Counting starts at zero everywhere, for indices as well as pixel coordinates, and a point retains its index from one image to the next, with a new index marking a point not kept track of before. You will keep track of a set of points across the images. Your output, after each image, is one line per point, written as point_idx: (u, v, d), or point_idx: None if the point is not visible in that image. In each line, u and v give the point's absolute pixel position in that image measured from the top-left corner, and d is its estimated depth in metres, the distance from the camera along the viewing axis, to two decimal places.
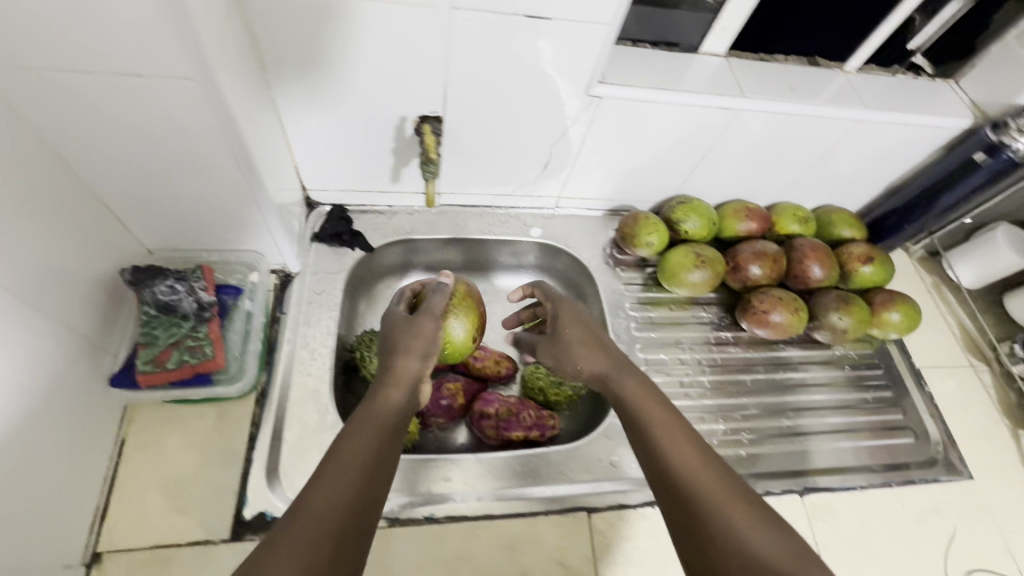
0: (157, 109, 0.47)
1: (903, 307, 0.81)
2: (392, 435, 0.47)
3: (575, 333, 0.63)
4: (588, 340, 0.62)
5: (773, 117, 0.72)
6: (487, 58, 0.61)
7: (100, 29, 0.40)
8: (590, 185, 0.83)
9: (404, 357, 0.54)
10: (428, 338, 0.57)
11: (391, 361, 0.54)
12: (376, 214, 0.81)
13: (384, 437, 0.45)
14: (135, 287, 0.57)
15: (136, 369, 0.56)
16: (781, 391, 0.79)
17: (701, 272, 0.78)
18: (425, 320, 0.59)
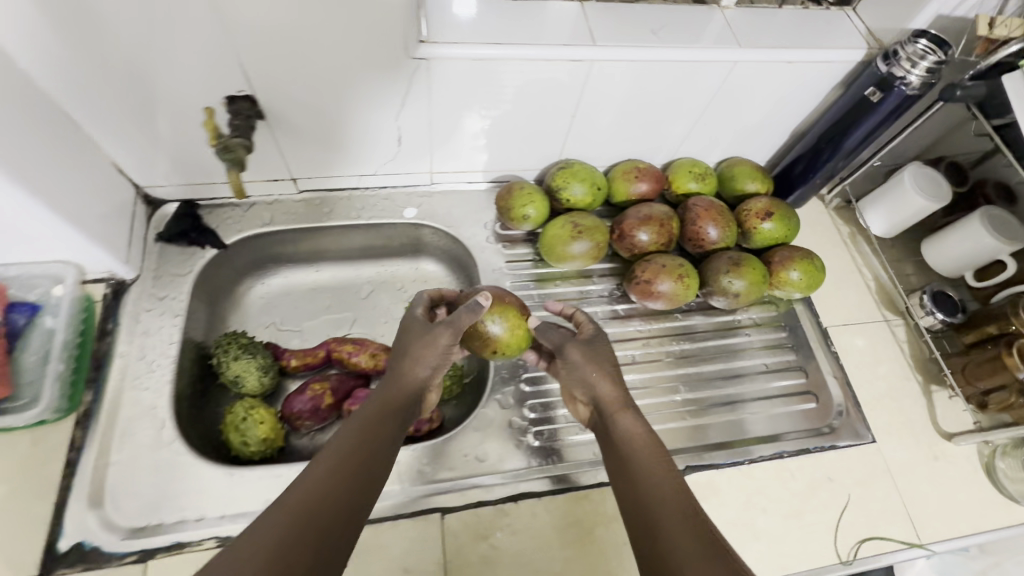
0: None
1: (804, 265, 0.75)
2: (382, 444, 0.53)
3: (603, 351, 0.61)
4: (607, 363, 0.60)
5: (637, 65, 0.65)
6: (282, 25, 0.54)
7: None
8: (461, 156, 0.77)
9: (416, 364, 0.59)
10: (438, 350, 0.60)
11: (398, 367, 0.59)
12: (230, 207, 0.75)
13: (372, 453, 0.51)
14: None
15: None
16: (674, 364, 0.74)
17: (581, 243, 0.72)
18: (441, 331, 0.59)
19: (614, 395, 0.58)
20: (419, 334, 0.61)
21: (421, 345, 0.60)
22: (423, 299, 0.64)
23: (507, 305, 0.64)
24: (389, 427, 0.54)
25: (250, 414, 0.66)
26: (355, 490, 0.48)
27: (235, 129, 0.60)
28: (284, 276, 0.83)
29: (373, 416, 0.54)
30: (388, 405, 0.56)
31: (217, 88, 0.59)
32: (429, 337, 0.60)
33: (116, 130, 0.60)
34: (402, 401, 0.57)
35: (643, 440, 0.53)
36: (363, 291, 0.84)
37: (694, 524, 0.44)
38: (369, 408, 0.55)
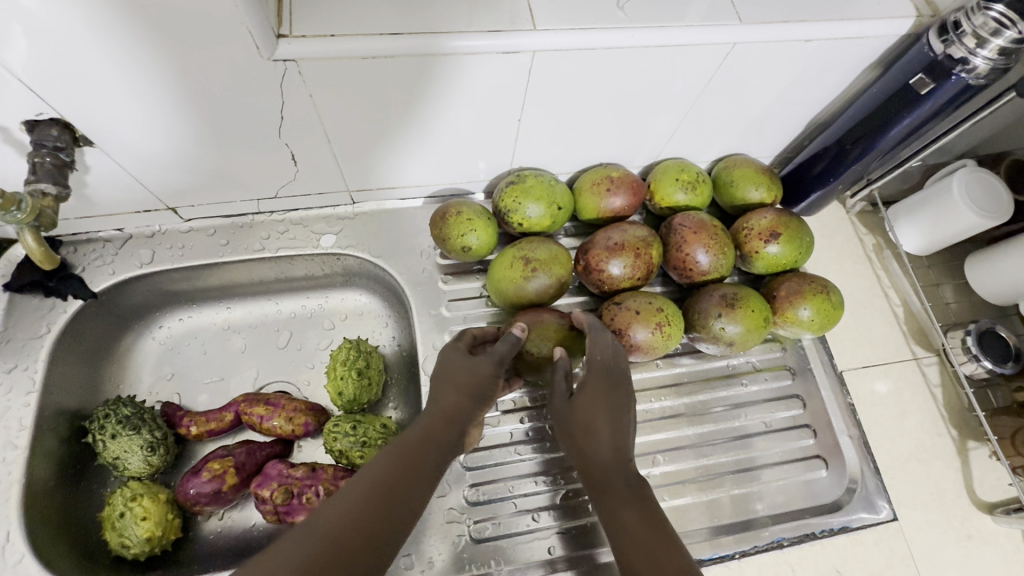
0: None
1: (817, 300, 0.59)
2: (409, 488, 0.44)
3: (597, 413, 0.49)
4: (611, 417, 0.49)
5: (599, 54, 0.48)
6: (72, 28, 0.37)
7: None
8: (384, 171, 0.61)
9: (456, 393, 0.50)
10: (488, 380, 0.51)
11: (440, 395, 0.50)
12: (101, 245, 0.61)
13: (393, 499, 0.43)
14: None
15: None
16: (651, 426, 0.60)
17: (537, 281, 0.57)
18: (485, 358, 0.51)
19: (613, 465, 0.47)
20: (462, 361, 0.51)
21: (468, 373, 0.50)
22: (467, 337, 0.55)
23: (552, 326, 0.54)
24: (426, 464, 0.46)
25: (131, 506, 0.54)
26: (364, 547, 0.40)
27: (41, 170, 0.45)
28: (187, 316, 0.69)
29: (410, 451, 0.46)
30: (433, 440, 0.48)
31: (8, 113, 0.43)
32: (471, 361, 0.51)
33: None
34: (447, 430, 0.49)
35: (643, 526, 0.44)
36: (285, 330, 0.71)
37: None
38: (410, 437, 0.47)
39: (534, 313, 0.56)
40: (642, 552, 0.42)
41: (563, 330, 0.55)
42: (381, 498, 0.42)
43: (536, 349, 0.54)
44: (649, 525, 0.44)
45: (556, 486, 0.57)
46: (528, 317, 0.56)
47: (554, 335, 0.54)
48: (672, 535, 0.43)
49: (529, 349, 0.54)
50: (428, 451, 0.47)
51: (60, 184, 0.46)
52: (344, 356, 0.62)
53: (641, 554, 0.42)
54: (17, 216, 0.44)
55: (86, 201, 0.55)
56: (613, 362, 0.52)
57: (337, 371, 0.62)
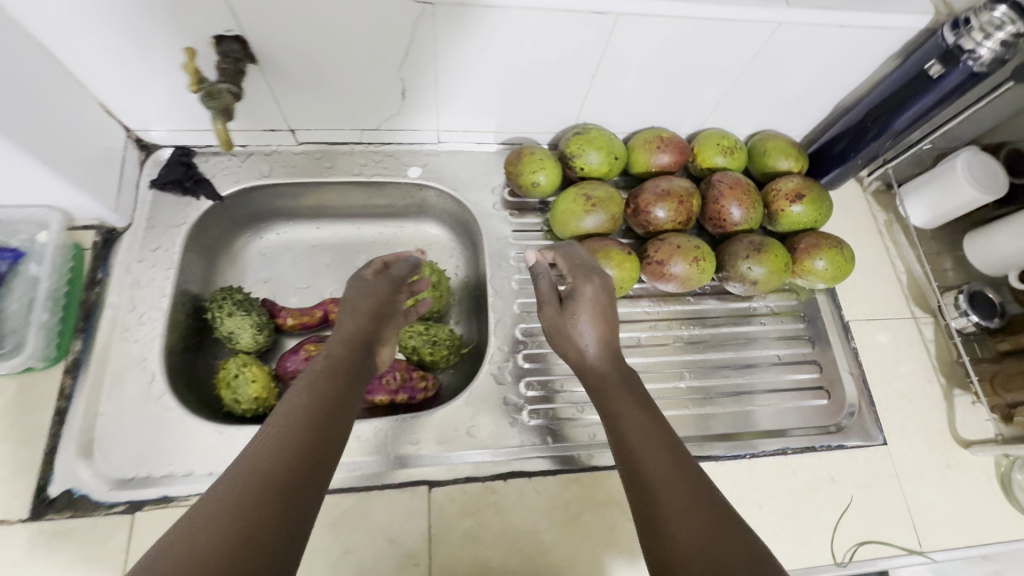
0: None
1: (831, 254, 0.69)
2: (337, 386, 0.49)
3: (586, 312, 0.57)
4: (593, 321, 0.56)
5: (671, 23, 0.58)
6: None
7: None
8: (470, 115, 0.72)
9: (345, 320, 0.57)
10: (384, 300, 0.60)
11: (344, 321, 0.57)
12: (227, 157, 0.72)
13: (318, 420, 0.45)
14: None
15: None
16: (678, 349, 0.71)
17: (594, 216, 0.68)
18: (380, 281, 0.62)
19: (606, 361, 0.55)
20: (362, 286, 0.61)
21: (367, 296, 0.60)
22: (375, 262, 0.65)
23: (615, 251, 0.66)
24: (340, 385, 0.49)
25: (243, 370, 0.65)
26: (299, 469, 0.41)
27: (225, 74, 0.56)
28: (283, 231, 0.79)
29: (316, 379, 0.49)
30: (334, 366, 0.51)
31: (204, 26, 0.54)
32: (367, 288, 0.60)
33: (108, 66, 0.57)
34: (348, 351, 0.54)
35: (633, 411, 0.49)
36: (362, 252, 0.81)
37: (696, 494, 0.43)
38: (316, 368, 0.50)
39: (599, 242, 0.68)
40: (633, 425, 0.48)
41: (625, 255, 0.66)
42: (305, 420, 0.44)
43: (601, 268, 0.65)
44: (640, 409, 0.49)
45: (543, 393, 0.64)
46: (594, 246, 0.67)
47: (616, 258, 0.66)
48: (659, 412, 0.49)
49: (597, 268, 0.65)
50: (336, 378, 0.50)
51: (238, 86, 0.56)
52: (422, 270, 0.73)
53: (636, 431, 0.48)
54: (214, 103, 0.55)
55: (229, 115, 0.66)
56: (591, 268, 0.61)
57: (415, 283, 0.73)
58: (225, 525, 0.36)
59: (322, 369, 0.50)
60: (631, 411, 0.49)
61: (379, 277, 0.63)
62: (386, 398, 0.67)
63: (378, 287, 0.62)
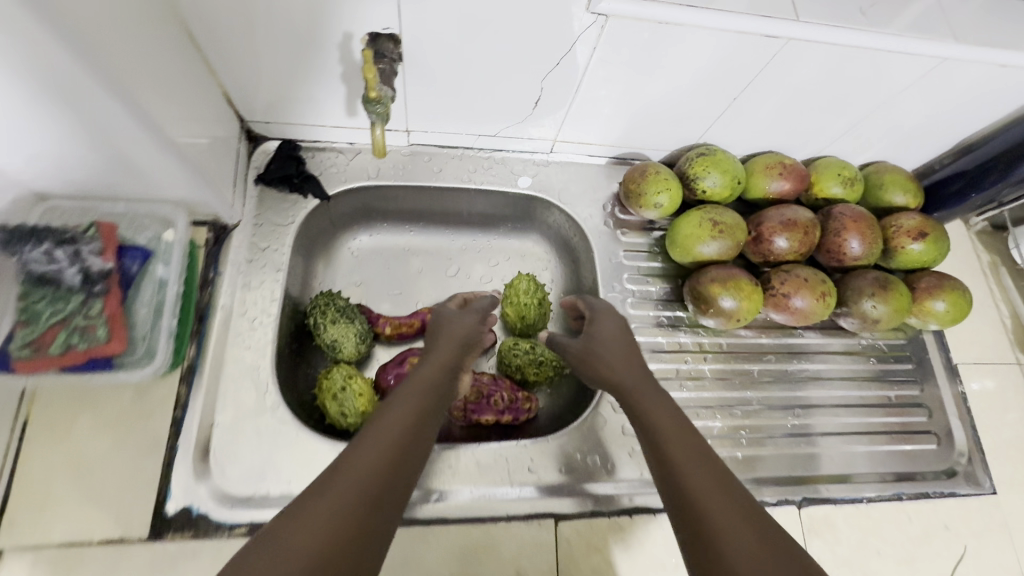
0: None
1: (952, 296, 0.68)
2: (429, 409, 0.51)
3: (611, 334, 0.60)
4: (621, 345, 0.59)
5: (840, 49, 0.55)
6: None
7: None
8: (591, 128, 0.69)
9: (437, 341, 0.60)
10: (472, 326, 0.62)
11: (434, 343, 0.60)
12: (335, 154, 0.69)
13: (413, 435, 0.47)
14: (6, 250, 0.43)
15: (9, 353, 0.43)
16: (789, 384, 0.69)
17: (717, 243, 0.65)
18: (471, 312, 0.64)
19: (639, 377, 0.55)
20: (452, 314, 0.63)
21: (457, 321, 0.62)
22: (458, 298, 0.68)
23: (746, 283, 0.63)
24: (432, 405, 0.51)
25: (348, 383, 0.62)
26: (391, 477, 0.43)
27: (383, 75, 0.52)
28: (377, 235, 0.75)
29: (414, 394, 0.51)
30: (429, 383, 0.53)
31: (360, 23, 0.51)
32: (458, 316, 0.63)
33: (242, 54, 0.54)
34: (442, 370, 0.56)
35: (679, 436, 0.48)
36: (454, 261, 0.77)
37: (742, 510, 0.42)
38: (414, 383, 0.53)
39: (727, 270, 0.64)
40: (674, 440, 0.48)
41: (755, 288, 0.64)
42: (405, 433, 0.46)
43: (733, 299, 0.63)
44: (675, 421, 0.50)
45: None
46: (723, 274, 0.64)
47: (747, 291, 0.63)
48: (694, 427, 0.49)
49: (726, 299, 0.62)
50: (429, 394, 0.52)
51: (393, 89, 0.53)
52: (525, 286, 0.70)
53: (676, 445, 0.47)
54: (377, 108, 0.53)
55: (350, 112, 0.63)
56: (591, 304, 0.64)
57: (520, 298, 0.70)
58: (320, 519, 0.38)
59: (416, 387, 0.52)
60: (670, 426, 0.49)
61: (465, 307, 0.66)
62: (494, 418, 0.65)
63: (466, 316, 0.64)
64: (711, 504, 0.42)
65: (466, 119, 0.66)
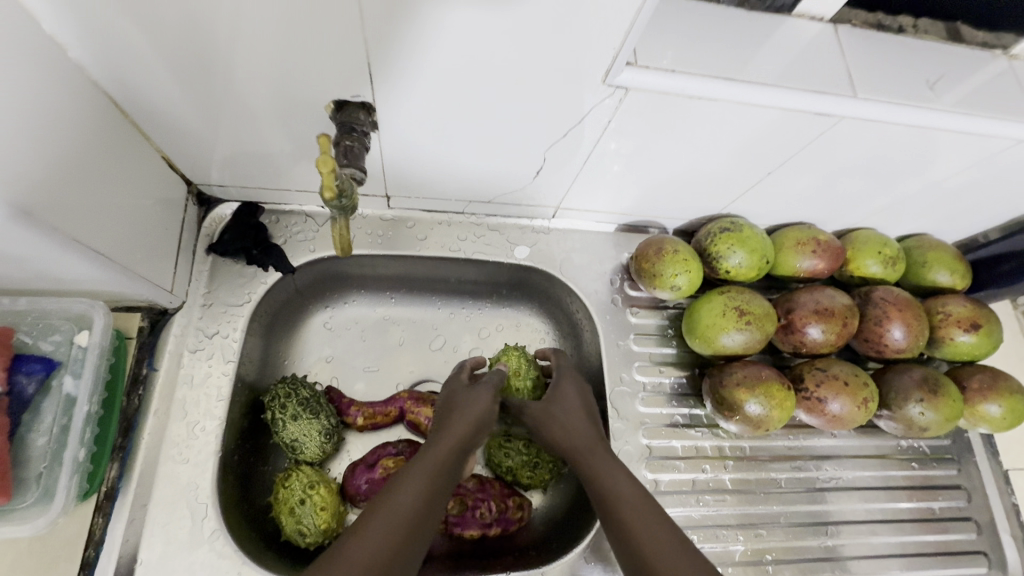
0: None
1: (1009, 400, 0.59)
2: (433, 504, 0.43)
3: (565, 393, 0.54)
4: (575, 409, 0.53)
5: (894, 127, 0.47)
6: (458, 20, 0.37)
7: None
8: (600, 196, 0.60)
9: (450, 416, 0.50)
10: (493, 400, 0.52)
11: (446, 417, 0.51)
12: (303, 218, 0.59)
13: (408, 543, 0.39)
14: None
15: None
16: (821, 496, 0.60)
17: (741, 334, 0.56)
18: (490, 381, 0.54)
19: (589, 439, 0.50)
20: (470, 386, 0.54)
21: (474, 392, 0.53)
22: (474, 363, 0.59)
23: (776, 385, 0.54)
24: (438, 501, 0.43)
25: (308, 494, 0.52)
26: None
27: (351, 153, 0.43)
28: (351, 305, 0.66)
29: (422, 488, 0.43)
30: (438, 470, 0.45)
31: (327, 88, 0.43)
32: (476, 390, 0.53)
33: (182, 115, 0.44)
34: (455, 454, 0.47)
35: (650, 520, 0.42)
36: (440, 332, 0.67)
37: None
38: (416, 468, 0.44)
39: (753, 367, 0.56)
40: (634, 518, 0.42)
41: (785, 390, 0.55)
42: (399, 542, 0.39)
43: (761, 405, 0.54)
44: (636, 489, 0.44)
45: None
46: (748, 373, 0.55)
47: (776, 394, 0.54)
48: (654, 498, 0.44)
49: (753, 405, 0.54)
50: (432, 481, 0.44)
51: (363, 168, 0.44)
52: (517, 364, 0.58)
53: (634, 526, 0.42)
54: (342, 202, 0.42)
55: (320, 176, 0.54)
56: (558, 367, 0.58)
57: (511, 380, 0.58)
58: None
59: (419, 475, 0.44)
60: (629, 499, 0.44)
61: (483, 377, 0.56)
62: (479, 533, 0.56)
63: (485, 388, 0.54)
64: None
65: (456, 185, 0.57)
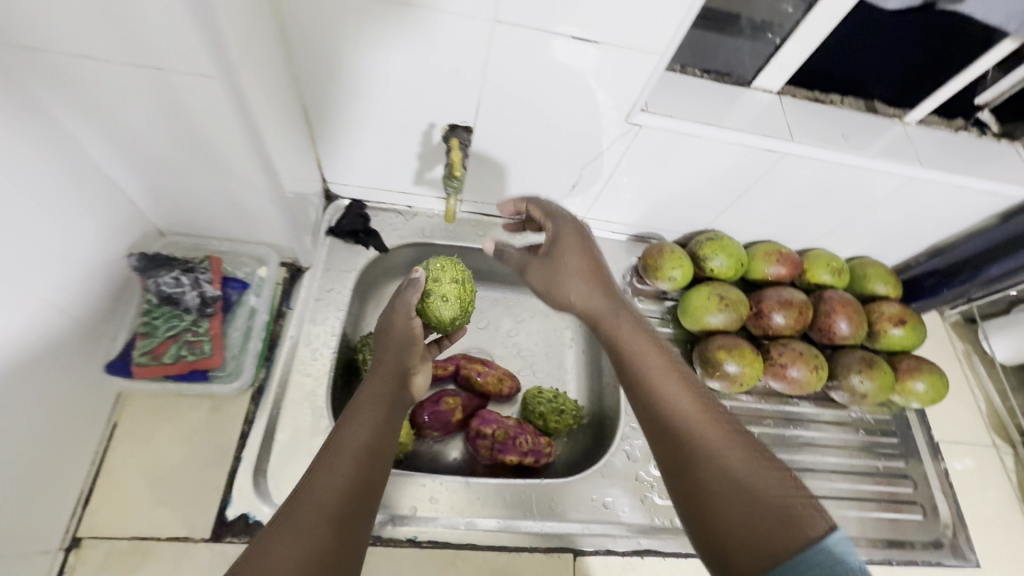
0: (185, 109, 0.44)
1: (930, 378, 0.76)
2: (384, 428, 0.51)
3: (571, 259, 0.58)
4: (583, 273, 0.58)
5: (825, 164, 0.68)
6: (535, 77, 0.58)
7: (137, 31, 0.37)
8: (616, 210, 0.80)
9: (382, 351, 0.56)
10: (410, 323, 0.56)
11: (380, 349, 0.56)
12: (395, 214, 0.79)
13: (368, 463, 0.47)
14: (141, 274, 0.54)
15: (131, 360, 0.52)
16: (787, 448, 0.76)
17: (722, 314, 0.75)
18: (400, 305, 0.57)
19: (607, 306, 0.57)
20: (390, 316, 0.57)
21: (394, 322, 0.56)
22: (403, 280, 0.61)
23: (747, 351, 0.72)
24: (387, 423, 0.51)
25: None
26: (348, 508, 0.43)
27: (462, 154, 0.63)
28: None
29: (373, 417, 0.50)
30: (376, 396, 0.52)
31: (441, 117, 0.64)
32: (389, 317, 0.57)
33: (338, 129, 0.65)
34: (388, 382, 0.53)
35: (664, 373, 0.50)
36: (485, 315, 0.87)
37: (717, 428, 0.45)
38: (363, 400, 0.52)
39: (731, 338, 0.74)
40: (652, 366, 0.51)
41: (755, 356, 0.72)
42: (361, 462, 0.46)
43: (736, 364, 0.71)
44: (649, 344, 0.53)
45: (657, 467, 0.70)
46: (728, 342, 0.73)
47: (747, 357, 0.72)
48: (667, 351, 0.52)
49: (729, 364, 0.71)
50: (375, 406, 0.52)
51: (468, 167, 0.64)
52: (452, 273, 0.64)
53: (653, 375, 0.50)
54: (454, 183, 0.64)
55: (417, 181, 0.75)
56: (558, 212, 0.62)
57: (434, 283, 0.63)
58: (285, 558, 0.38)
59: (362, 405, 0.51)
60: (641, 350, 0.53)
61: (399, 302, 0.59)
62: (518, 458, 0.71)
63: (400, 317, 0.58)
64: (689, 427, 0.46)
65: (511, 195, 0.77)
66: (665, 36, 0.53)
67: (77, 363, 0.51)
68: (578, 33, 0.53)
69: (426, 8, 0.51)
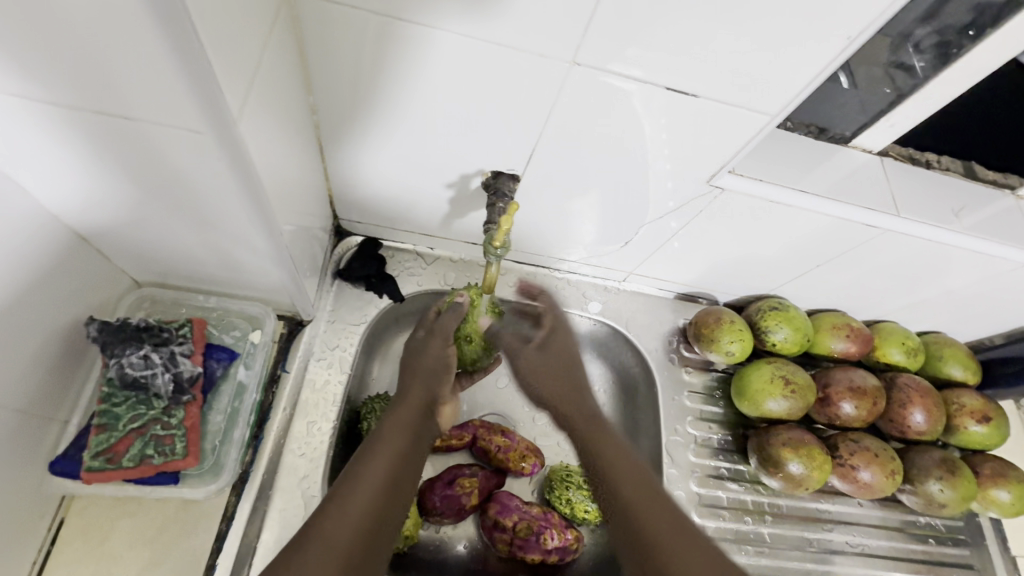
0: (164, 163, 0.34)
1: (1017, 488, 0.67)
2: (411, 452, 0.48)
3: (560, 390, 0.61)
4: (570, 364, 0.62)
5: (925, 242, 0.58)
6: (603, 126, 0.48)
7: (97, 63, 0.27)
8: (669, 269, 0.70)
9: (410, 378, 0.56)
10: (438, 355, 0.57)
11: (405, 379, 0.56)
12: (414, 256, 0.69)
13: (392, 491, 0.43)
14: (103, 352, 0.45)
15: (82, 463, 0.44)
16: (846, 558, 0.66)
17: (785, 400, 0.64)
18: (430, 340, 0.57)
19: (587, 422, 0.56)
20: (414, 342, 0.58)
21: (420, 352, 0.57)
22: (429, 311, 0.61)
23: (817, 450, 0.62)
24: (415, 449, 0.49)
25: None
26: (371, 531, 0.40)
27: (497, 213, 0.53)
28: None
29: (400, 438, 0.48)
30: (405, 418, 0.50)
31: (483, 162, 0.54)
32: (419, 349, 0.57)
33: (357, 164, 0.55)
34: (415, 409, 0.52)
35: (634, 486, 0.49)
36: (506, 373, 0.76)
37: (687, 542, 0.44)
38: (389, 421, 0.50)
39: (799, 431, 0.64)
40: (624, 475, 0.50)
41: (823, 454, 0.63)
42: (385, 488, 0.43)
43: (804, 466, 0.61)
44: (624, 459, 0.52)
45: None
46: (796, 436, 0.63)
47: (816, 458, 0.62)
48: (642, 466, 0.51)
49: (796, 465, 0.61)
50: (398, 425, 0.49)
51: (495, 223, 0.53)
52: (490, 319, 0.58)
53: (625, 484, 0.49)
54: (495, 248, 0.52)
55: (443, 224, 0.64)
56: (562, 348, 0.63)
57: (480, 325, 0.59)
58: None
59: (387, 427, 0.49)
60: (614, 465, 0.51)
61: (427, 328, 0.59)
62: (541, 558, 0.61)
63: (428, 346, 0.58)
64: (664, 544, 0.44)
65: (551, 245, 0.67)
66: (785, 98, 0.43)
67: (14, 457, 0.41)
68: (675, 84, 0.43)
69: (476, 41, 0.41)
